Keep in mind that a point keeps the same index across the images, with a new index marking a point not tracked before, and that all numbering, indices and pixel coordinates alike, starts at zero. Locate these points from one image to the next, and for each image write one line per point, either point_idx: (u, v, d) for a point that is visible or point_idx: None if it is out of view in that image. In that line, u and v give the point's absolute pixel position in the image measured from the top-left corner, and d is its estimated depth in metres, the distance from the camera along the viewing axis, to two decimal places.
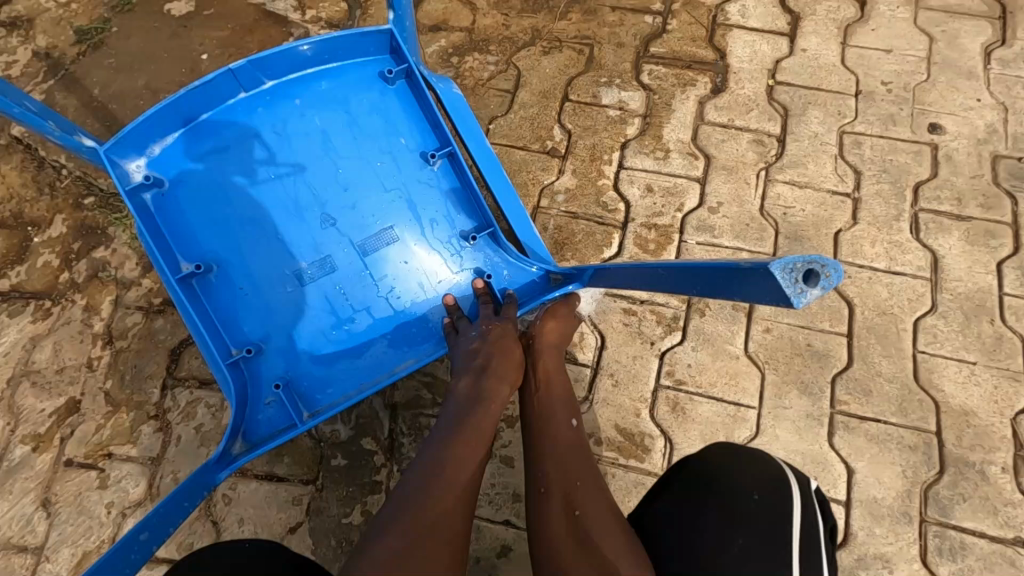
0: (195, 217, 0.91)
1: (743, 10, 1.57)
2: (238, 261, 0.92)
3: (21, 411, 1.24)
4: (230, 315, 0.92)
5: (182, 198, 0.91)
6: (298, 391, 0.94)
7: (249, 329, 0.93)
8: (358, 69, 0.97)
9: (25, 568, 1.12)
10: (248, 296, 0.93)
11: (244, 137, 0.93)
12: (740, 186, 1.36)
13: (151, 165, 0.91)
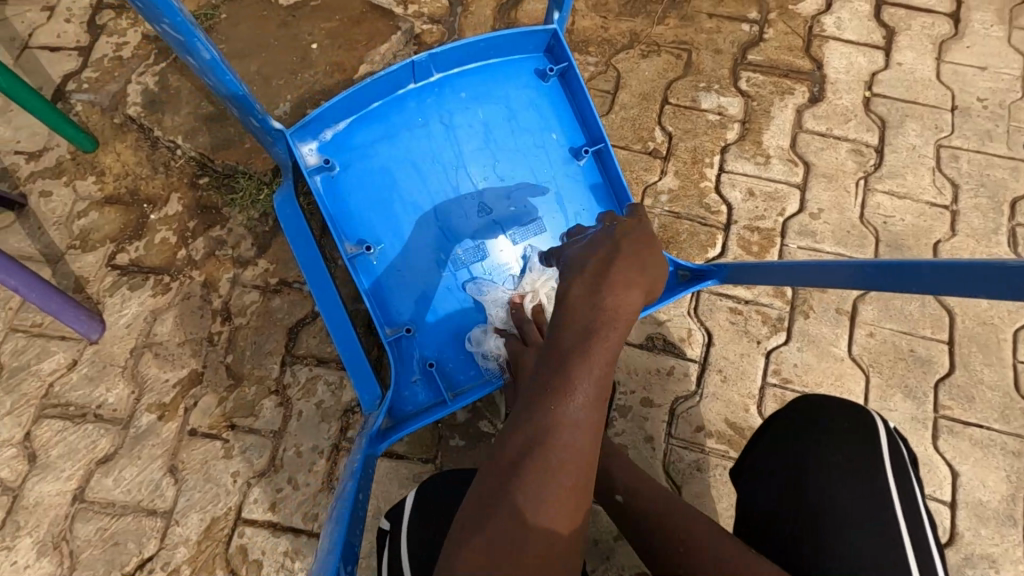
0: (362, 198, 0.97)
1: (839, 22, 1.60)
2: (398, 242, 0.97)
3: (145, 380, 1.29)
4: (388, 296, 0.96)
5: (352, 180, 0.97)
6: (444, 372, 0.97)
7: (403, 311, 0.97)
8: (517, 66, 1.02)
9: (156, 531, 1.16)
10: (403, 278, 0.97)
11: (410, 126, 0.99)
12: (840, 194, 1.40)
13: (325, 148, 0.96)
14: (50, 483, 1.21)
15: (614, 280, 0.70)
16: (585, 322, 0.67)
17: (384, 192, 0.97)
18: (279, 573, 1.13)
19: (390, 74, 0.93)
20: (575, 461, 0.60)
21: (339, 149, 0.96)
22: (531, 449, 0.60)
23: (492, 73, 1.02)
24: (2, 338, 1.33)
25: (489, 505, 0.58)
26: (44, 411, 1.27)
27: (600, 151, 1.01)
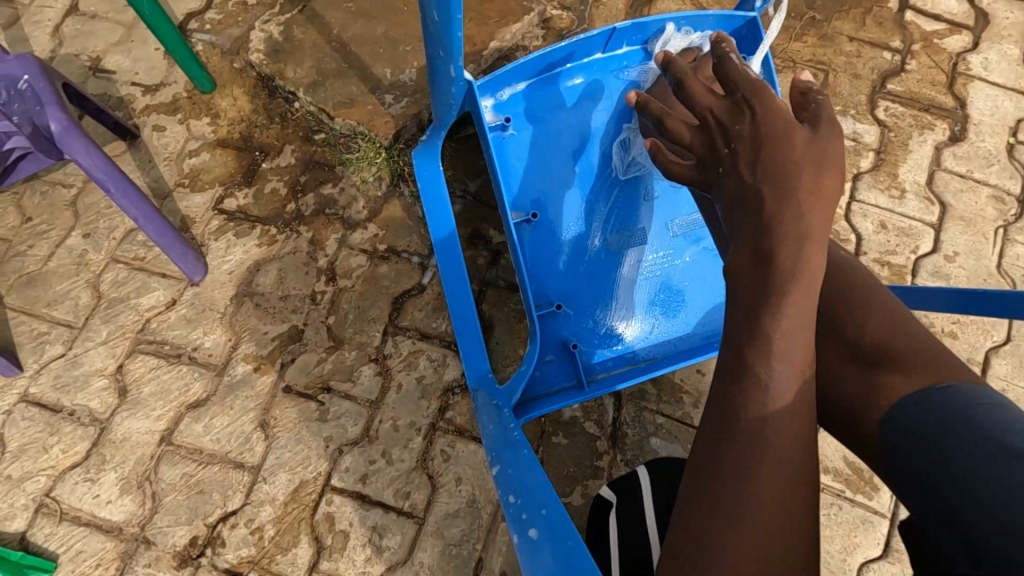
0: (530, 162, 0.99)
1: (986, 63, 1.53)
2: (557, 212, 0.98)
3: (243, 330, 1.25)
4: (542, 262, 0.97)
5: (523, 143, 0.99)
6: (585, 357, 0.96)
7: (552, 286, 0.97)
8: None
9: (242, 486, 1.12)
10: (556, 250, 0.97)
11: (590, 95, 1.01)
12: (978, 239, 1.34)
13: (501, 106, 0.99)
14: (139, 420, 1.18)
15: (784, 241, 0.57)
16: (751, 304, 0.56)
17: (548, 157, 0.99)
18: (365, 547, 1.09)
19: (590, 37, 0.97)
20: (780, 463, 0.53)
21: (516, 108, 0.99)
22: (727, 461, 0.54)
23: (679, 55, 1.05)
24: (104, 267, 1.30)
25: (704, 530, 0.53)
26: (139, 346, 1.24)
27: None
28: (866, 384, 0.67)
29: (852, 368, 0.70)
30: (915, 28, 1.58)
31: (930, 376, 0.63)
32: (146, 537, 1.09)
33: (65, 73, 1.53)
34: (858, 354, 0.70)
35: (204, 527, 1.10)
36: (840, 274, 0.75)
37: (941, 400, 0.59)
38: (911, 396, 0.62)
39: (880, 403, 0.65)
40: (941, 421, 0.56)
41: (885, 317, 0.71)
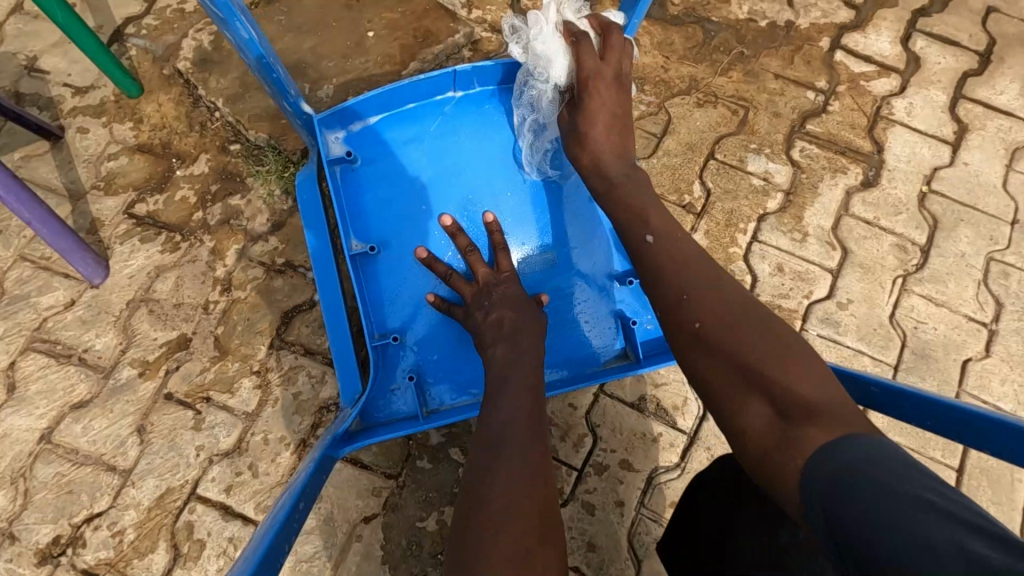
0: (378, 196, 1.07)
1: (910, 108, 1.52)
2: (402, 246, 1.07)
3: (134, 334, 1.28)
4: (387, 294, 1.06)
5: (370, 177, 1.08)
6: (423, 384, 1.04)
7: (394, 319, 1.05)
8: None
9: (110, 488, 1.16)
10: (399, 283, 1.06)
11: (438, 133, 1.10)
12: (874, 288, 1.33)
13: (350, 140, 1.08)
14: (22, 417, 1.21)
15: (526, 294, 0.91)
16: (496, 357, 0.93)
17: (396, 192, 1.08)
18: (218, 558, 1.12)
19: (432, 78, 1.06)
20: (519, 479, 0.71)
21: (363, 144, 1.08)
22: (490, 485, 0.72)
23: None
24: (9, 265, 1.33)
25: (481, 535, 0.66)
26: (33, 344, 1.27)
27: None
28: (785, 437, 0.59)
29: (773, 425, 0.61)
30: (844, 69, 1.57)
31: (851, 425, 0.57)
32: (12, 533, 1.13)
33: (2, 71, 1.56)
34: (783, 410, 0.61)
35: (69, 527, 1.13)
36: (764, 320, 0.70)
37: (850, 455, 0.52)
38: (829, 447, 0.55)
39: (800, 454, 0.56)
40: (848, 479, 0.50)
41: (812, 371, 0.64)
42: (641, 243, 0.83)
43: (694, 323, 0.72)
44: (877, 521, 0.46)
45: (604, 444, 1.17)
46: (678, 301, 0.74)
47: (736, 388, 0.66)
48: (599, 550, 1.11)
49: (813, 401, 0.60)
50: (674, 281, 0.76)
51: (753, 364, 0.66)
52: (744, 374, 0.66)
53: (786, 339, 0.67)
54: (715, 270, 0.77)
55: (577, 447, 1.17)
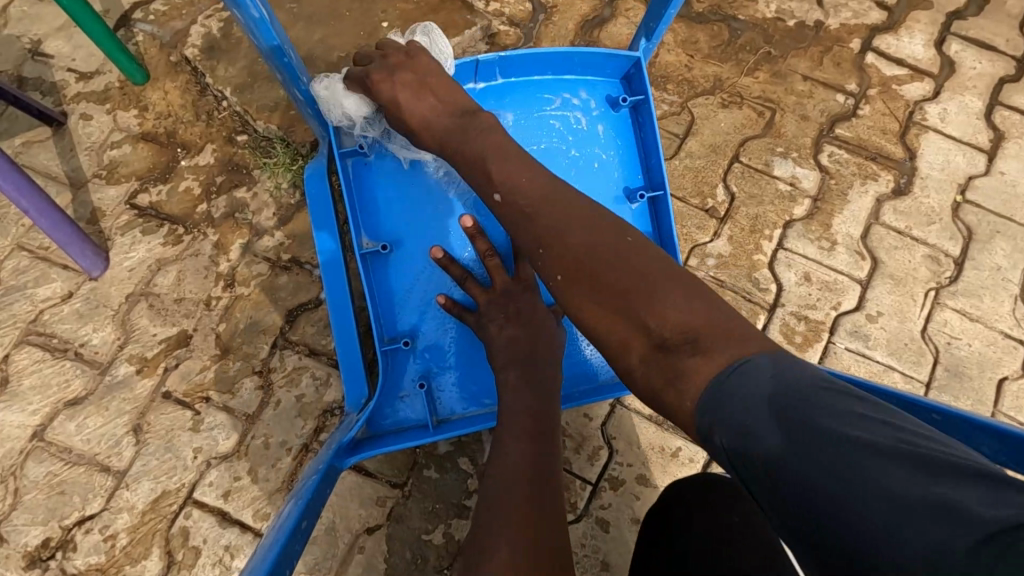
0: (388, 192, 1.02)
1: (943, 114, 1.46)
2: (414, 245, 1.02)
3: (133, 329, 1.23)
4: (398, 295, 1.00)
5: (381, 171, 1.02)
6: (434, 393, 0.99)
7: (405, 322, 1.00)
8: (593, 87, 1.03)
9: (103, 490, 1.11)
10: (409, 284, 1.01)
11: None
12: (905, 300, 1.27)
13: (361, 132, 1.03)
14: (14, 413, 1.17)
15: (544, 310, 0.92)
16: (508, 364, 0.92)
17: (409, 188, 1.02)
18: (214, 567, 1.07)
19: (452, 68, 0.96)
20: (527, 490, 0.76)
21: (374, 136, 1.03)
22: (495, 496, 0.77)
23: (559, 87, 1.03)
24: (7, 254, 1.29)
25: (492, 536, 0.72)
26: (28, 337, 1.22)
27: (656, 198, 0.99)
28: (665, 370, 0.60)
29: (651, 356, 0.62)
30: (875, 71, 1.51)
31: (733, 351, 0.57)
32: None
33: (4, 54, 1.51)
34: (660, 340, 0.61)
35: (59, 529, 1.09)
36: (637, 245, 0.67)
37: (747, 390, 0.54)
38: (716, 382, 0.56)
39: (687, 395, 0.57)
40: (770, 421, 0.51)
41: (680, 290, 0.62)
42: (490, 203, 0.78)
43: (555, 273, 0.69)
44: (811, 468, 0.48)
45: (620, 457, 1.12)
46: (537, 254, 0.71)
47: (614, 321, 0.64)
48: (613, 569, 1.06)
49: (693, 331, 0.60)
50: (541, 233, 0.71)
51: (628, 297, 0.64)
52: (613, 309, 0.65)
53: (651, 261, 0.66)
54: (574, 199, 0.72)
55: (592, 460, 1.12)
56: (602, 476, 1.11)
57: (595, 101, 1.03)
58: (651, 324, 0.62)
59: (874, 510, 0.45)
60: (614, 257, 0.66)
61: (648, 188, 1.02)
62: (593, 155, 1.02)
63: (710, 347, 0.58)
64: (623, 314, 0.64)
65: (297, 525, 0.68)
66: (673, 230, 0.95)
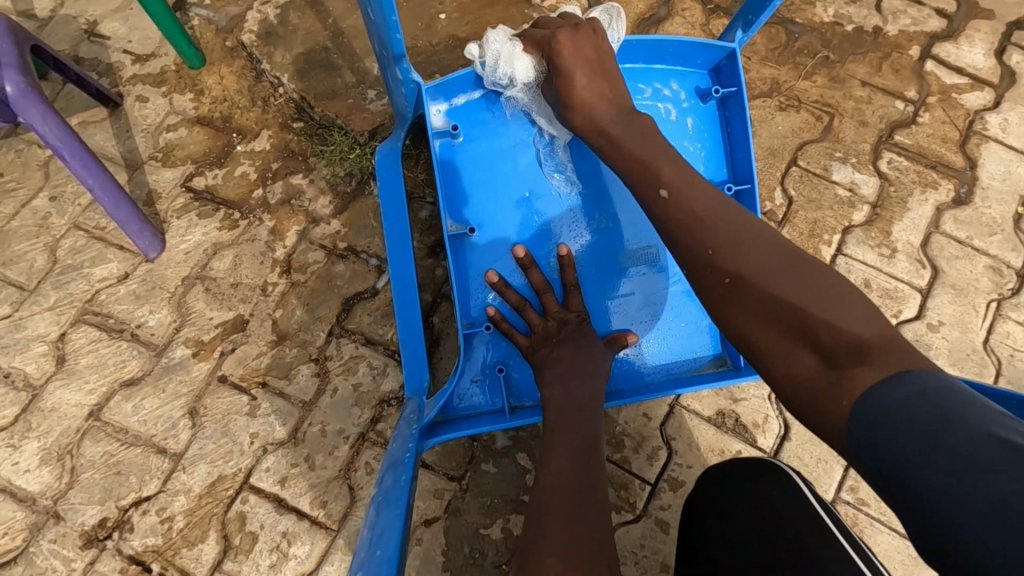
0: (476, 175, 1.05)
1: (1005, 124, 1.44)
2: (497, 228, 1.04)
3: (189, 312, 1.23)
4: (475, 278, 1.03)
5: (470, 153, 1.05)
6: (508, 378, 1.02)
7: (480, 304, 1.03)
8: (683, 79, 1.06)
9: (161, 471, 1.12)
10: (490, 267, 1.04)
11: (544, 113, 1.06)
12: (967, 311, 1.27)
13: (451, 113, 1.06)
14: (71, 392, 1.17)
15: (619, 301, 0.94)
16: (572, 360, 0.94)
17: (496, 171, 1.05)
18: (271, 553, 1.08)
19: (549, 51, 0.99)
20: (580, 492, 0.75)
21: (464, 118, 1.06)
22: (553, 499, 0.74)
23: (649, 77, 1.07)
24: (63, 232, 1.28)
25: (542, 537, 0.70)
26: (84, 316, 1.22)
27: (741, 191, 1.03)
28: (833, 380, 0.60)
29: (819, 370, 0.62)
30: (934, 79, 1.47)
31: (901, 363, 0.57)
32: (57, 512, 1.09)
33: (59, 34, 1.49)
34: (827, 354, 0.62)
35: (116, 509, 1.10)
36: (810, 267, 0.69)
37: (892, 396, 0.54)
38: (884, 383, 0.56)
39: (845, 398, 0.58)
40: (890, 426, 0.53)
41: (848, 307, 0.64)
42: (656, 199, 0.81)
43: (723, 276, 0.72)
44: (938, 472, 0.49)
45: (679, 458, 1.11)
46: (709, 256, 0.74)
47: (780, 335, 0.66)
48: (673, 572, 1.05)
49: (863, 346, 0.60)
50: (709, 238, 0.75)
51: (796, 310, 0.65)
52: (780, 322, 0.66)
53: (820, 279, 0.67)
54: (730, 219, 0.76)
55: (651, 459, 1.11)
56: (658, 476, 1.10)
57: (683, 91, 1.07)
58: (815, 337, 0.63)
59: (976, 521, 0.47)
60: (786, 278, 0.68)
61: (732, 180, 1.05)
62: (679, 148, 1.06)
63: (876, 358, 0.58)
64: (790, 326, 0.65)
65: (400, 532, 0.67)
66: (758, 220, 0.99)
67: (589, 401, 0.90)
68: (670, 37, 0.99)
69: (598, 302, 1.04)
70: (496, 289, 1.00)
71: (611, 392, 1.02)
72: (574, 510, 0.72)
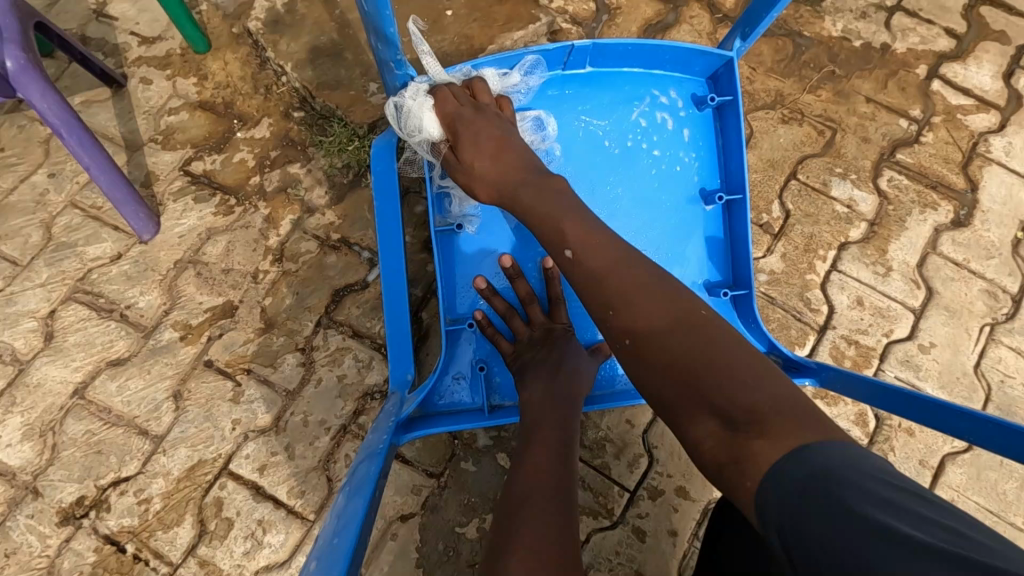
0: None
1: (1009, 147, 1.42)
2: (483, 226, 1.04)
3: (179, 296, 1.23)
4: (462, 277, 1.03)
5: None
6: (489, 376, 1.01)
7: (467, 303, 1.03)
8: (680, 85, 1.06)
9: (141, 453, 1.12)
10: (475, 266, 1.04)
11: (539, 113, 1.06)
12: (959, 334, 1.27)
13: None
14: (57, 368, 1.17)
15: None
16: (555, 368, 0.93)
17: None
18: (246, 540, 1.08)
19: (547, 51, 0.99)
20: (547, 493, 0.73)
21: None
22: (520, 501, 0.72)
23: (648, 84, 1.07)
24: (60, 210, 1.28)
25: (506, 538, 0.67)
26: (75, 294, 1.22)
27: (733, 201, 1.03)
28: (734, 450, 0.58)
29: (725, 439, 0.59)
30: (940, 99, 1.46)
31: (800, 432, 0.55)
32: (36, 488, 1.10)
33: (69, 13, 1.50)
34: (732, 420, 0.59)
35: (95, 488, 1.10)
36: (709, 330, 0.68)
37: (803, 469, 0.52)
38: (779, 461, 0.54)
39: (750, 472, 0.55)
40: (818, 496, 0.49)
41: (750, 370, 0.62)
42: (563, 259, 0.81)
43: (624, 340, 0.71)
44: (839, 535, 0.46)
45: (660, 467, 1.10)
46: (609, 317, 0.74)
47: (688, 402, 0.64)
48: None
49: (759, 412, 0.58)
50: (611, 297, 0.74)
51: (698, 370, 0.64)
52: (687, 388, 0.64)
53: (710, 337, 0.66)
54: (641, 272, 0.75)
55: (632, 467, 1.10)
56: (636, 484, 1.10)
57: (680, 98, 1.07)
58: (727, 410, 0.60)
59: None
60: (670, 337, 0.67)
61: (724, 190, 1.05)
62: (675, 158, 1.06)
63: (771, 426, 0.56)
64: (695, 391, 0.63)
65: (362, 522, 0.67)
66: (749, 229, 0.99)
67: (569, 402, 0.89)
68: (668, 43, 0.99)
69: (584, 308, 1.04)
70: (484, 295, 1.00)
71: (594, 396, 1.01)
72: (541, 508, 0.70)
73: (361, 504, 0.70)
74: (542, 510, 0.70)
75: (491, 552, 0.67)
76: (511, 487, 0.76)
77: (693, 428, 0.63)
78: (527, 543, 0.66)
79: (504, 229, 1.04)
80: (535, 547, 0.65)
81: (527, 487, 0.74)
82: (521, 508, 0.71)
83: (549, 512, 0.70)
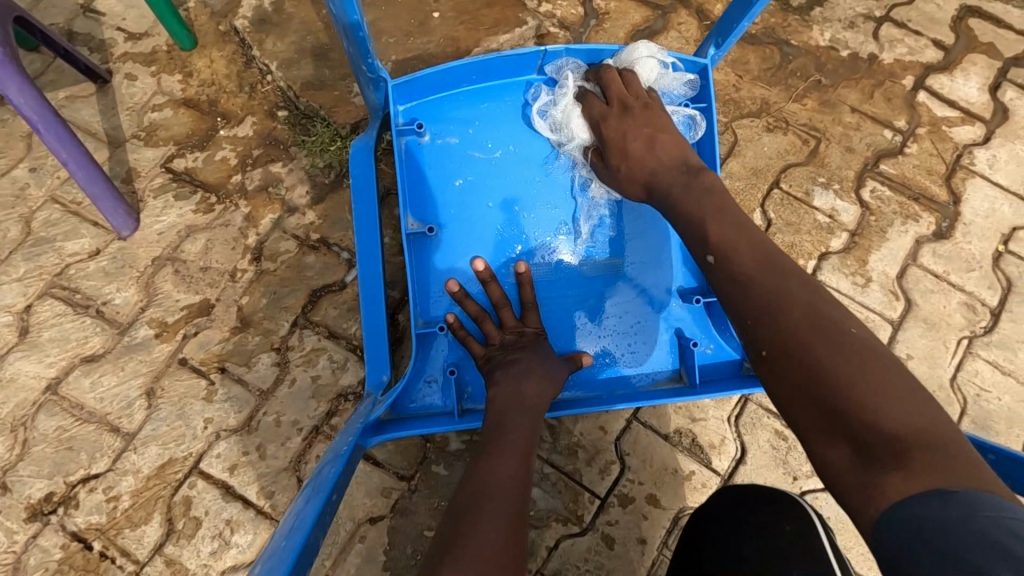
0: (438, 174, 1.05)
1: (993, 160, 1.42)
2: (459, 229, 1.04)
3: (156, 293, 1.23)
4: (435, 280, 1.03)
5: (433, 150, 1.06)
6: (459, 379, 1.01)
7: (439, 306, 1.03)
8: None
9: (112, 450, 1.12)
10: (449, 269, 1.04)
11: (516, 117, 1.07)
12: (937, 346, 1.27)
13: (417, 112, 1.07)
14: (31, 363, 1.17)
15: None
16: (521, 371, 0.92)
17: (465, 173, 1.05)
18: (213, 540, 1.08)
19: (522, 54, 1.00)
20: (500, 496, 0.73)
21: (430, 115, 1.06)
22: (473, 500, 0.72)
23: None
24: (39, 205, 1.28)
25: (450, 536, 0.68)
26: (52, 290, 1.22)
27: None
28: (866, 483, 0.58)
29: (854, 466, 0.59)
30: (925, 110, 1.46)
31: (941, 476, 0.54)
32: (5, 483, 1.10)
33: (56, 8, 1.49)
34: (864, 448, 0.59)
35: (64, 484, 1.10)
36: (844, 340, 0.66)
37: (923, 506, 0.52)
38: (910, 497, 0.54)
39: (874, 504, 0.56)
40: (932, 533, 0.51)
41: (901, 399, 0.60)
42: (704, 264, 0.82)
43: (763, 348, 0.71)
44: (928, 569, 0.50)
45: (632, 475, 1.10)
46: (748, 324, 0.74)
47: (818, 420, 0.63)
48: None
49: (902, 444, 0.57)
50: (755, 307, 0.73)
51: (831, 385, 0.63)
52: (818, 405, 0.64)
53: (851, 348, 0.65)
54: (795, 284, 0.73)
55: (603, 474, 1.10)
56: (607, 491, 1.09)
57: None
58: (862, 434, 0.60)
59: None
60: (817, 348, 0.66)
61: None
62: None
63: (914, 462, 0.55)
64: (823, 409, 0.63)
65: (316, 520, 0.67)
66: None
67: (532, 407, 0.89)
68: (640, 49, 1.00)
69: (557, 312, 1.04)
70: (457, 298, 1.00)
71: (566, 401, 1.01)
72: (495, 510, 0.70)
73: (318, 504, 0.70)
74: (495, 509, 0.71)
75: (439, 547, 0.67)
76: (466, 486, 0.76)
77: (822, 448, 0.62)
78: (475, 542, 0.66)
79: (480, 233, 1.04)
80: (483, 550, 0.65)
81: (485, 486, 0.74)
82: (478, 505, 0.71)
83: (500, 514, 0.70)
